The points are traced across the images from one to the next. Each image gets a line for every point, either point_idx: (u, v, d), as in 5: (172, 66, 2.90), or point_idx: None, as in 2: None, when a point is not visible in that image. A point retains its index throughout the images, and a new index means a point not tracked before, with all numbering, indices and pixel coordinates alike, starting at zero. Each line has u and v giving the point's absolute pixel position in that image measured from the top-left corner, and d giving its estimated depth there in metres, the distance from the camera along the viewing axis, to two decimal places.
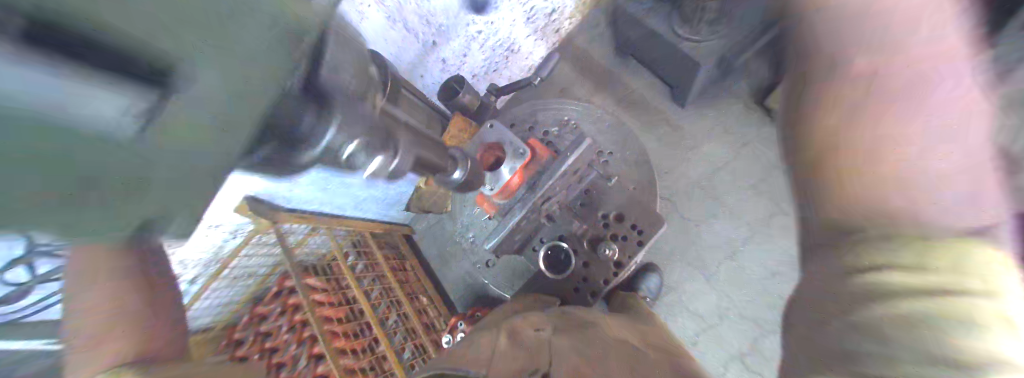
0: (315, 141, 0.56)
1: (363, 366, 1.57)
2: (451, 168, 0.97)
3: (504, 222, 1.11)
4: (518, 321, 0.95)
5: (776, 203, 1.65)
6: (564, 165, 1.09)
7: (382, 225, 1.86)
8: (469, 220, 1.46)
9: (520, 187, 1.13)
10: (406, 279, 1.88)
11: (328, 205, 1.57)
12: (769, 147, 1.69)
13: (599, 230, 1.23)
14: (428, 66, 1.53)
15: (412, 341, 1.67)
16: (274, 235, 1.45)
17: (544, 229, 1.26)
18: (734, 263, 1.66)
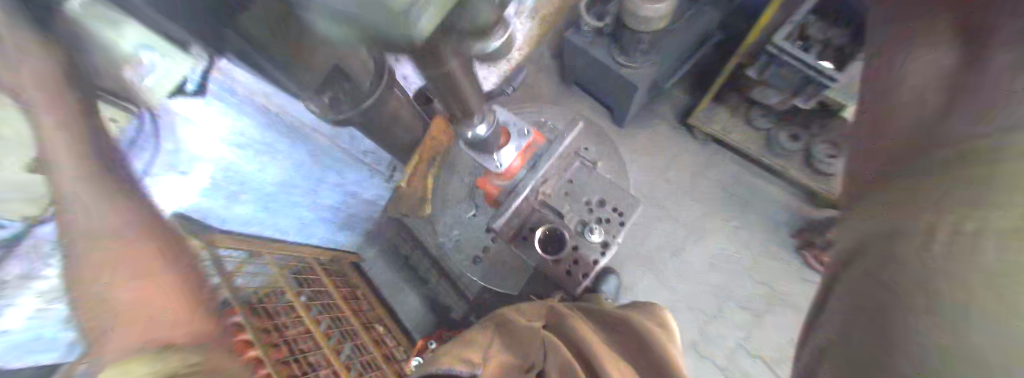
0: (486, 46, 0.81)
1: None
2: (480, 122, 0.94)
3: (513, 195, 1.06)
4: (509, 314, 0.97)
5: (706, 205, 1.90)
6: (559, 145, 1.09)
7: (328, 252, 1.74)
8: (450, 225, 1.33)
9: (521, 170, 1.14)
10: (359, 308, 1.69)
11: (282, 223, 1.45)
12: (695, 157, 1.97)
13: (586, 215, 1.09)
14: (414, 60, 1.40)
15: (378, 371, 1.45)
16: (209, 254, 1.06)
17: (532, 216, 1.09)
18: (678, 259, 1.85)
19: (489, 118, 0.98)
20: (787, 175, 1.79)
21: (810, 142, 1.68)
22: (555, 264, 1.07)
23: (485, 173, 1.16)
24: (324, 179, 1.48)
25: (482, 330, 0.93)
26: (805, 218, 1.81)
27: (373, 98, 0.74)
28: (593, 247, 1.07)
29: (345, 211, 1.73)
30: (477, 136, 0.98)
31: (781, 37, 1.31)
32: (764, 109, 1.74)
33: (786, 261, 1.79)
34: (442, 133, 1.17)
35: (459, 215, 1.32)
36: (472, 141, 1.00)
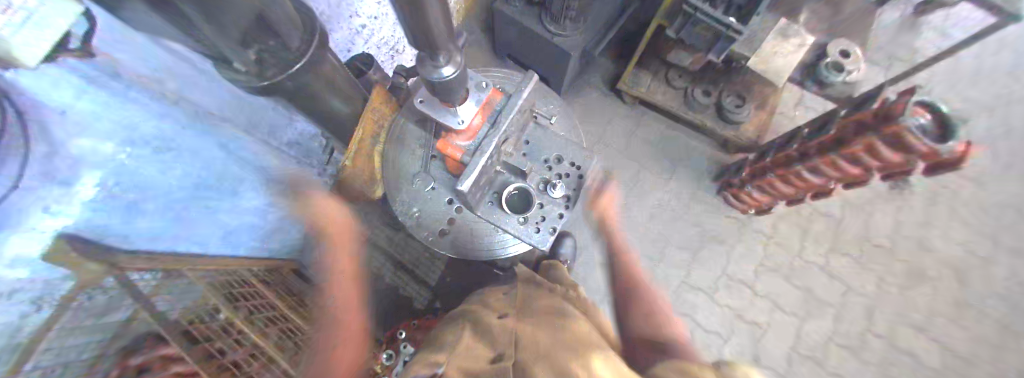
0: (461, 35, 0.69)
1: None
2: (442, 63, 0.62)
3: (473, 162, 0.88)
4: (481, 311, 0.95)
5: (640, 162, 2.09)
6: (519, 98, 0.94)
7: (263, 261, 1.54)
8: (407, 203, 1.17)
9: (482, 128, 0.95)
10: (312, 315, 1.55)
11: (169, 238, 1.03)
12: (627, 120, 2.13)
13: (546, 173, 1.13)
14: (338, 25, 1.28)
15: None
16: (116, 285, 0.87)
17: (497, 179, 1.11)
18: (624, 215, 2.02)
19: (456, 58, 0.65)
20: (703, 128, 2.04)
21: (720, 95, 1.92)
22: (523, 222, 1.08)
23: (444, 134, 0.95)
24: (232, 177, 1.19)
25: (455, 327, 0.90)
26: (721, 163, 2.09)
27: (304, 61, 0.67)
28: (558, 202, 1.11)
29: (265, 215, 1.50)
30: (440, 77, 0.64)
31: None
32: (681, 71, 1.95)
33: (711, 202, 2.07)
34: (381, 105, 1.08)
35: (416, 192, 1.18)
36: (427, 85, 0.66)
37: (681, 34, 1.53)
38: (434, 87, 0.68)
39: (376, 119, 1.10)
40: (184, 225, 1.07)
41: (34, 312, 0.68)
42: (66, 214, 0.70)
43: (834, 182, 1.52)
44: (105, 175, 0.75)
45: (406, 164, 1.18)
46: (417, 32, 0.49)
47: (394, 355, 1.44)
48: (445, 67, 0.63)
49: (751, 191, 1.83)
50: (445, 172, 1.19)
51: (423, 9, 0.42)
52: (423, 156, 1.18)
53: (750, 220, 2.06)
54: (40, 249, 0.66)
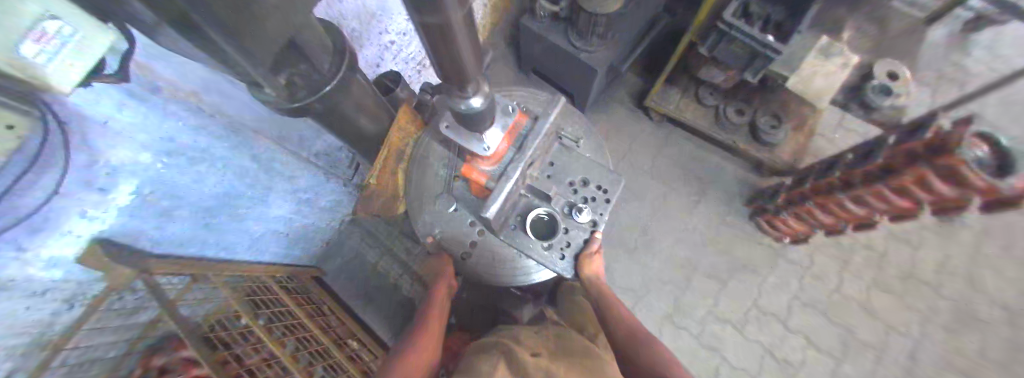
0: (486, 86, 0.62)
1: None
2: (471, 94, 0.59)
3: (499, 188, 0.89)
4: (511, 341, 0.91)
5: (665, 182, 2.01)
6: (546, 121, 0.92)
7: (283, 269, 1.59)
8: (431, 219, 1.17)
9: (507, 152, 0.94)
10: (327, 325, 1.55)
11: (194, 240, 1.09)
12: (653, 137, 2.06)
13: (571, 196, 1.09)
14: (371, 41, 1.32)
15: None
16: (145, 288, 0.90)
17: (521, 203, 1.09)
18: (647, 237, 1.93)
19: (484, 88, 0.63)
20: (734, 149, 1.93)
21: (754, 115, 1.83)
22: (547, 247, 1.07)
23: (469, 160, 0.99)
24: (261, 186, 1.24)
25: (472, 358, 0.85)
26: (753, 186, 1.97)
27: (333, 82, 0.66)
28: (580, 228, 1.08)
29: (292, 223, 1.55)
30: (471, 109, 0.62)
31: (728, 12, 1.34)
32: (712, 89, 1.88)
33: (741, 227, 1.95)
34: (406, 122, 1.08)
35: (440, 215, 1.16)
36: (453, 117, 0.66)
37: (714, 52, 1.48)
38: (460, 117, 0.67)
39: (404, 138, 1.10)
40: (210, 230, 1.13)
41: (65, 310, 0.75)
42: (102, 219, 0.76)
43: (881, 214, 1.39)
44: (139, 184, 0.80)
45: (426, 183, 1.16)
46: (447, 63, 0.46)
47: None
48: (475, 97, 0.61)
49: (787, 219, 1.71)
50: (468, 193, 1.16)
51: (456, 44, 0.41)
52: (443, 174, 1.16)
53: (785, 248, 1.92)
54: (77, 253, 0.73)
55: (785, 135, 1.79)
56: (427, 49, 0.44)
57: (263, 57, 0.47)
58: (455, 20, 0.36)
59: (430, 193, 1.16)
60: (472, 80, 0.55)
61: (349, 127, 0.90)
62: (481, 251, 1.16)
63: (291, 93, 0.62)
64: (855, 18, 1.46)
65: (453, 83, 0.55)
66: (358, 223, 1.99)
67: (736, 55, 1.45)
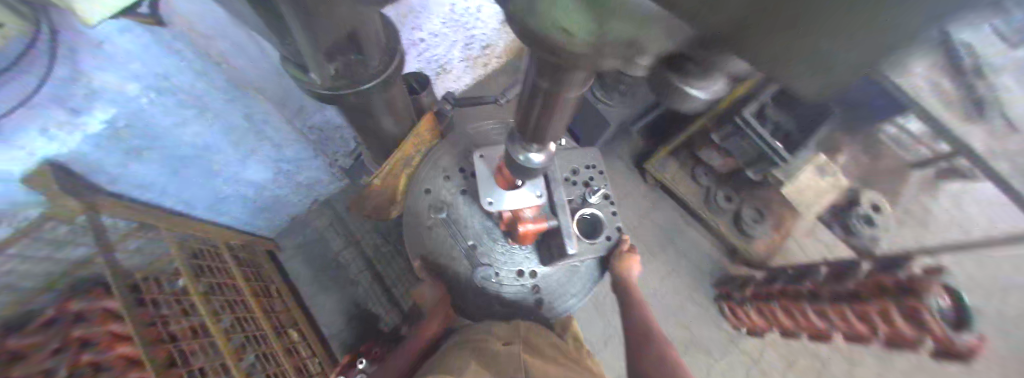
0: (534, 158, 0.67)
1: None
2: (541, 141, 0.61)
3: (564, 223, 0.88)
4: (485, 336, 0.92)
5: (645, 245, 2.05)
6: None
7: (241, 236, 1.48)
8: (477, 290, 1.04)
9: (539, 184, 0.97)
10: (270, 308, 1.44)
11: (155, 185, 1.00)
12: (644, 199, 2.12)
13: (576, 190, 1.06)
14: (404, 32, 1.32)
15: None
16: (84, 223, 0.81)
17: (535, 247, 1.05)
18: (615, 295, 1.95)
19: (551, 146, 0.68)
20: (715, 231, 2.00)
21: (740, 204, 1.92)
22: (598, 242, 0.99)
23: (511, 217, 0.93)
24: (247, 146, 1.17)
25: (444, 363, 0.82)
26: (724, 270, 2.03)
27: (378, 81, 0.66)
28: (601, 203, 1.05)
29: (262, 190, 1.44)
30: (532, 161, 0.67)
31: (747, 110, 1.45)
32: (707, 169, 1.98)
33: (705, 306, 1.99)
34: (426, 130, 1.04)
35: (492, 278, 1.03)
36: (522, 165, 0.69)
37: (725, 142, 1.62)
38: (516, 166, 0.72)
39: (415, 143, 1.03)
40: (174, 179, 1.03)
41: None
42: (61, 140, 0.69)
43: (835, 330, 1.48)
44: (116, 114, 0.73)
45: (419, 209, 1.06)
46: (535, 109, 0.50)
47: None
48: (534, 151, 0.67)
49: (750, 313, 1.74)
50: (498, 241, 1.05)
51: (555, 109, 0.48)
52: (469, 209, 1.06)
53: (740, 338, 1.96)
54: (23, 169, 0.66)
55: (764, 230, 1.88)
56: (533, 111, 0.50)
57: (320, 45, 0.46)
58: (565, 97, 0.42)
59: (446, 244, 1.05)
60: (542, 143, 0.62)
61: (370, 122, 0.87)
62: (552, 298, 1.08)
63: (332, 82, 0.61)
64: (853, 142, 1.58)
65: (525, 138, 0.62)
66: (331, 208, 1.89)
67: (742, 152, 1.61)
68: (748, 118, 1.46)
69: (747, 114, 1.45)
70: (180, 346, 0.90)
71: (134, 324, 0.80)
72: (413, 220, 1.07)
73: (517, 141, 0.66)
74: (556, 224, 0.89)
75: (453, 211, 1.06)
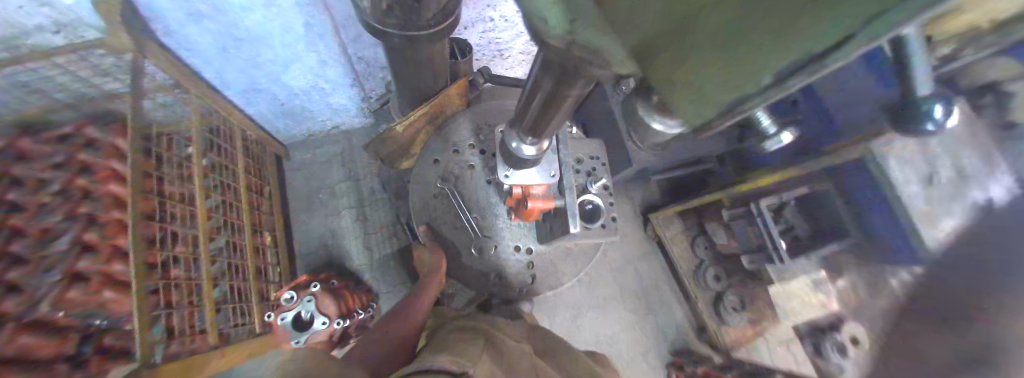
0: (528, 148, 0.74)
1: (176, 325, 0.91)
2: (553, 123, 0.63)
3: (573, 201, 0.80)
4: (491, 327, 0.86)
5: (619, 289, 2.04)
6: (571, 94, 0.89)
7: (256, 132, 1.54)
8: (472, 260, 1.04)
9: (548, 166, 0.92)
10: (258, 206, 1.50)
11: (202, 56, 1.07)
12: (635, 246, 2.11)
13: (581, 178, 1.00)
14: (474, 6, 1.36)
15: (236, 305, 1.17)
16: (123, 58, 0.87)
17: (515, 241, 1.04)
18: (572, 324, 1.95)
19: (545, 142, 0.75)
20: (692, 302, 1.97)
21: (725, 287, 1.88)
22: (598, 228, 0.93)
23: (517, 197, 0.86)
24: (293, 51, 1.21)
25: (436, 344, 0.77)
26: (686, 343, 1.99)
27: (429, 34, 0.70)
28: (600, 194, 0.96)
29: (293, 97, 1.49)
30: (524, 151, 0.74)
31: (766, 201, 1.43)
32: (708, 240, 1.95)
33: (654, 369, 1.95)
34: (456, 95, 1.06)
35: (480, 256, 1.03)
36: (513, 151, 0.76)
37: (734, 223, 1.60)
38: (511, 158, 0.80)
39: (442, 105, 1.05)
40: (222, 56, 1.10)
41: (49, 33, 0.78)
42: None
43: None
44: None
45: (427, 177, 1.06)
46: (541, 95, 0.54)
47: (330, 326, 1.22)
48: (527, 143, 0.74)
49: None
50: (497, 223, 1.03)
51: (555, 109, 0.57)
52: (480, 182, 1.05)
53: None
54: None
55: (740, 321, 1.83)
56: (537, 105, 0.58)
57: None
58: (569, 97, 0.50)
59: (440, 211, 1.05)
60: (539, 137, 0.70)
61: (408, 72, 0.91)
62: (548, 277, 1.06)
63: (383, 16, 0.66)
64: None
65: (523, 129, 0.70)
66: (346, 139, 1.95)
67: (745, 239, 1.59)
68: (765, 207, 1.44)
69: (765, 204, 1.44)
70: (157, 211, 0.91)
71: (135, 162, 0.85)
72: (422, 184, 1.07)
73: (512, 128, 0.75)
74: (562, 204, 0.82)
75: (461, 185, 1.05)
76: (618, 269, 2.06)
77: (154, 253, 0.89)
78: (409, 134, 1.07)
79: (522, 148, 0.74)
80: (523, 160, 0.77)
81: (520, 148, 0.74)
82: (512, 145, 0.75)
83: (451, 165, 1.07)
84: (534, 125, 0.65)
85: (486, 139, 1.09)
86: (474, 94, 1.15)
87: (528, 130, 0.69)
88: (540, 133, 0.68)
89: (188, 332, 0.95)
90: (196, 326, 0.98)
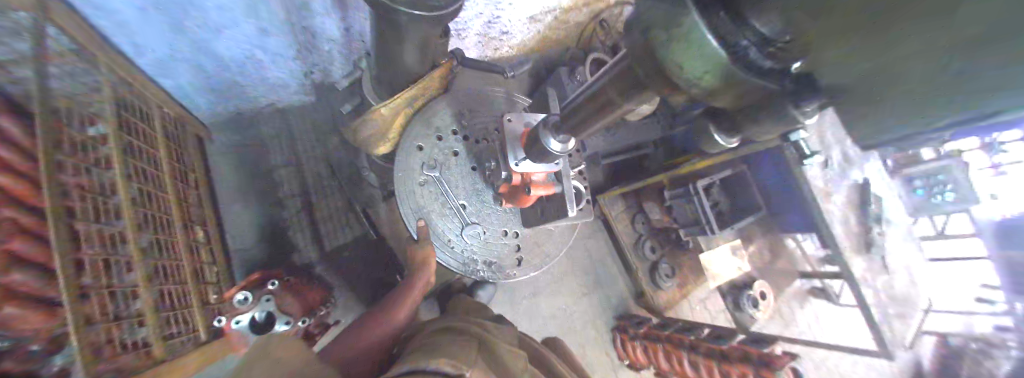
0: (562, 144, 0.80)
1: (114, 337, 0.77)
2: (591, 128, 0.72)
3: (568, 186, 0.88)
4: (473, 325, 0.84)
5: (573, 265, 2.25)
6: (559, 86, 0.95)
7: (175, 109, 1.29)
8: (463, 246, 1.05)
9: None
10: (185, 196, 1.29)
11: (117, 16, 0.91)
12: (586, 225, 2.31)
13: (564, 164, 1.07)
14: None
15: (175, 311, 1.00)
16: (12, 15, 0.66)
17: (500, 225, 1.09)
18: (531, 300, 2.10)
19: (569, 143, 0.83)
20: (632, 272, 2.26)
21: (660, 257, 2.20)
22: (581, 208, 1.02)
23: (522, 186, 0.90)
24: (237, 14, 1.05)
25: (419, 343, 0.74)
26: (627, 307, 2.30)
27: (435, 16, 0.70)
28: (578, 178, 1.06)
29: (223, 69, 1.28)
30: (557, 146, 0.80)
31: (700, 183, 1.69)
32: (645, 218, 2.24)
33: (602, 332, 2.22)
34: (439, 80, 1.04)
35: (468, 241, 1.06)
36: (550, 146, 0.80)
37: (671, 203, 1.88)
38: (532, 148, 0.84)
39: (425, 88, 1.02)
40: (140, 15, 0.92)
41: None
42: None
43: None
44: None
45: (410, 164, 1.04)
46: (600, 99, 0.62)
47: (294, 324, 1.17)
48: (557, 140, 0.80)
49: (637, 346, 2.00)
50: (484, 209, 1.07)
51: (602, 116, 0.66)
52: (464, 168, 1.08)
53: (619, 367, 2.22)
54: None
55: (670, 285, 2.17)
56: (589, 109, 0.66)
57: None
58: (626, 105, 0.60)
59: (425, 200, 1.03)
60: (574, 135, 0.78)
61: (394, 50, 0.87)
62: (533, 256, 1.13)
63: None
64: (758, 239, 1.93)
65: (560, 127, 0.77)
66: (284, 118, 1.74)
67: None
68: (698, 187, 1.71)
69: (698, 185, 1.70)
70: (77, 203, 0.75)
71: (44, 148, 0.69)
72: (405, 171, 1.03)
73: (550, 122, 0.80)
74: (561, 191, 0.90)
75: (447, 174, 1.06)
76: (571, 247, 2.26)
77: (77, 253, 0.72)
78: (390, 117, 1.03)
79: (562, 145, 0.80)
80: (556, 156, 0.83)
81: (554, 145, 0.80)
82: (540, 140, 0.79)
83: (435, 152, 1.06)
84: (581, 125, 0.72)
85: (467, 125, 1.12)
86: (453, 79, 1.14)
87: (566, 128, 0.76)
88: (580, 131, 0.75)
89: (124, 348, 0.79)
90: (126, 341, 0.81)
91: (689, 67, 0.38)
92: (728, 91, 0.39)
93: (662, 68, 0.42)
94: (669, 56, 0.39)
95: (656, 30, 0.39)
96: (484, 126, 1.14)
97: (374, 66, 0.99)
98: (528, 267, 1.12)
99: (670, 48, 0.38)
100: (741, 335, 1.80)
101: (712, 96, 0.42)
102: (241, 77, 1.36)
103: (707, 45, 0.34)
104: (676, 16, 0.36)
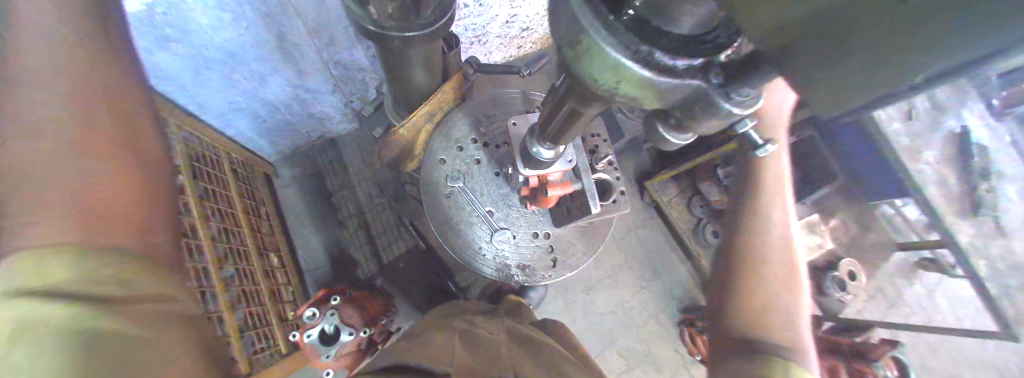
0: (553, 148, 0.75)
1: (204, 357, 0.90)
2: (568, 137, 0.67)
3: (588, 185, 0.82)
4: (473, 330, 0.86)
5: (625, 258, 2.11)
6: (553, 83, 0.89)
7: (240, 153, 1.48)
8: (494, 253, 1.04)
9: None
10: (258, 228, 1.48)
11: (178, 82, 1.06)
12: (636, 214, 2.15)
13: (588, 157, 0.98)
14: None
15: (256, 331, 1.17)
16: None
17: (530, 229, 1.05)
18: (585, 297, 2.02)
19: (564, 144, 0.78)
20: (696, 260, 2.04)
21: None
22: (612, 202, 0.94)
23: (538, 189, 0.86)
24: (271, 63, 1.15)
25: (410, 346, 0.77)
26: (693, 299, 2.09)
27: (425, 33, 0.70)
28: (606, 170, 0.97)
29: (273, 113, 1.44)
30: (544, 155, 0.76)
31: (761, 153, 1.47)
32: (703, 200, 2.02)
33: (667, 326, 2.04)
34: (453, 91, 1.04)
35: (496, 249, 1.04)
36: (540, 156, 0.76)
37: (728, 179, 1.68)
38: (529, 155, 0.80)
39: (440, 102, 1.03)
40: (196, 79, 1.07)
41: None
42: None
43: None
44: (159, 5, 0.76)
45: (432, 177, 1.05)
46: (566, 109, 0.56)
47: (359, 335, 1.26)
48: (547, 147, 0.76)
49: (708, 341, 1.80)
50: (512, 213, 1.05)
51: (576, 124, 0.60)
52: (488, 174, 1.06)
53: (692, 364, 2.02)
54: None
55: None
56: (558, 118, 0.60)
57: None
58: (591, 112, 0.52)
59: (447, 212, 1.04)
60: (558, 143, 0.71)
61: (402, 71, 0.89)
62: (568, 257, 1.07)
63: (382, 20, 0.66)
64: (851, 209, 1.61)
65: (544, 135, 0.71)
66: (334, 147, 1.91)
67: None
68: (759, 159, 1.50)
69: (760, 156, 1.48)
70: None
71: None
72: (431, 185, 1.05)
73: (532, 135, 0.76)
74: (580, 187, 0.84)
75: (470, 185, 1.05)
76: (621, 239, 2.13)
77: None
78: (412, 136, 1.06)
79: (550, 153, 0.75)
80: (546, 163, 0.78)
81: (542, 153, 0.75)
82: (537, 143, 0.75)
83: (456, 162, 1.07)
84: (554, 133, 0.66)
85: (486, 132, 1.10)
86: (468, 91, 1.14)
87: (548, 137, 0.71)
88: (557, 141, 0.70)
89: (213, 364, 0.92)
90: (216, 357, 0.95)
91: (604, 81, 0.33)
92: (659, 100, 0.34)
93: (586, 82, 0.36)
94: (586, 71, 0.34)
95: (567, 48, 0.35)
96: (504, 129, 1.11)
97: (391, 89, 1.03)
98: (567, 268, 1.06)
99: (581, 64, 0.34)
100: (830, 324, 1.55)
101: (641, 105, 0.37)
102: (288, 117, 1.51)
103: (609, 56, 0.30)
104: (578, 33, 0.31)
